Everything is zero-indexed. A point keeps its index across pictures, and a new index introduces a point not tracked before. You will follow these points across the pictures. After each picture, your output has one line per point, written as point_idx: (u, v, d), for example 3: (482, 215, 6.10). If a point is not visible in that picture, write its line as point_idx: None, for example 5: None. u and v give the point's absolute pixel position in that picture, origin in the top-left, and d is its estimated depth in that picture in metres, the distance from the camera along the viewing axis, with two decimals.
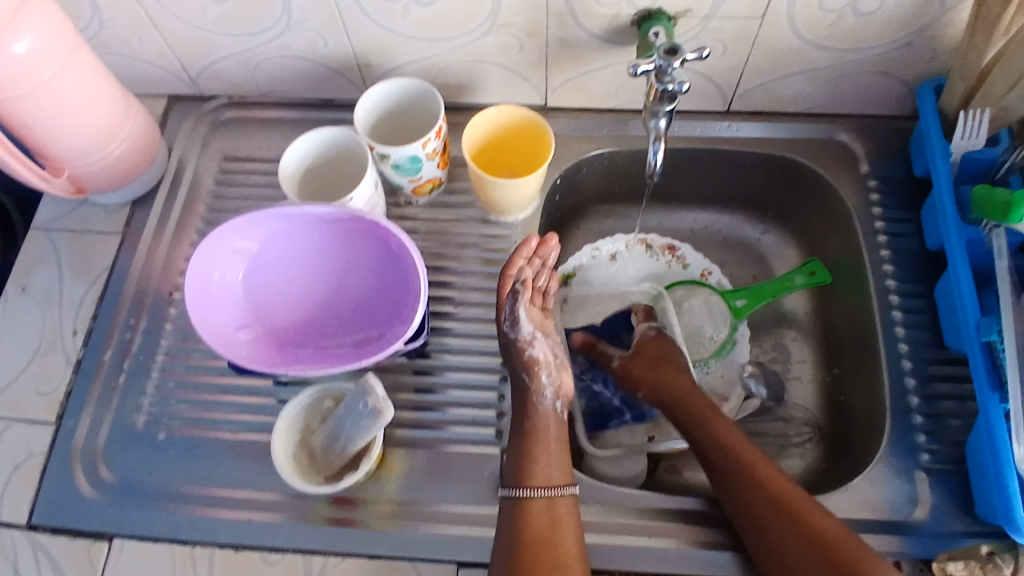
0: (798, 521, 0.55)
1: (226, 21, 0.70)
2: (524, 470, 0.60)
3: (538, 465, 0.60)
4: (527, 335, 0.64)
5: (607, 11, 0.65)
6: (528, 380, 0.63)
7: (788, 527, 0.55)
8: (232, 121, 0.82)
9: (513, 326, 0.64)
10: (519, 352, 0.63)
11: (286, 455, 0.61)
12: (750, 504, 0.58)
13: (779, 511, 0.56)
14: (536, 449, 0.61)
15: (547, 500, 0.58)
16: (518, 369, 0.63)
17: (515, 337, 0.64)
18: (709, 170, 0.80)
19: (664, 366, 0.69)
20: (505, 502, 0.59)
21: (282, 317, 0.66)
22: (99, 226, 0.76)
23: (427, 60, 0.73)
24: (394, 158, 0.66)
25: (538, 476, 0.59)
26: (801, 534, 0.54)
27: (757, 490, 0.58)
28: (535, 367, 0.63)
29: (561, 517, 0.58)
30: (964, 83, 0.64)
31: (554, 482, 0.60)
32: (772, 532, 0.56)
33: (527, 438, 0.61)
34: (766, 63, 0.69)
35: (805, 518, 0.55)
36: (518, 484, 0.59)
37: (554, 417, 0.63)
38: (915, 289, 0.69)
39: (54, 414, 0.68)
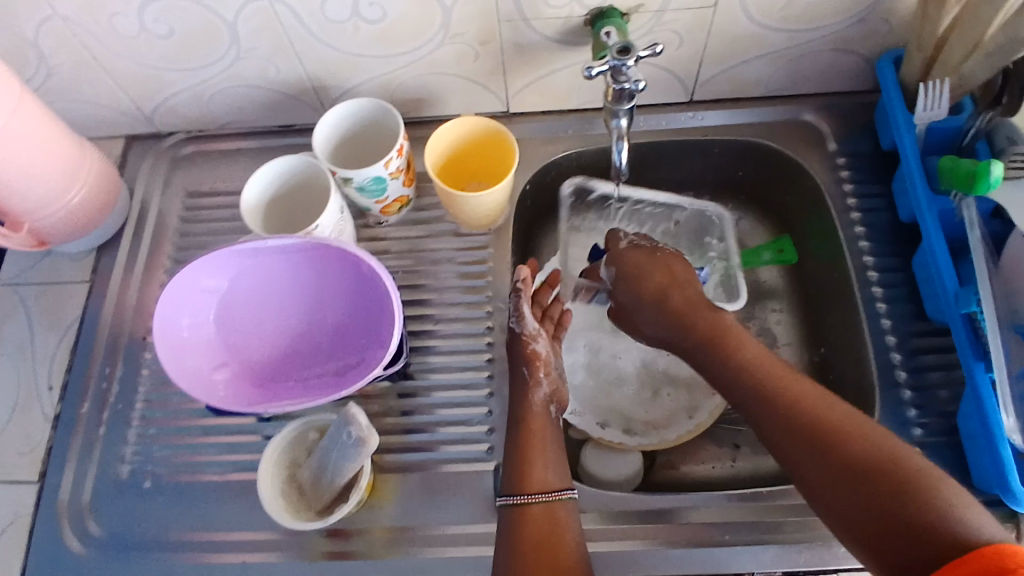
0: (826, 441, 0.49)
1: (175, 56, 0.69)
2: (520, 476, 0.58)
3: (537, 469, 0.59)
4: (531, 331, 0.66)
5: (557, 12, 0.64)
6: (527, 373, 0.64)
7: (814, 454, 0.49)
8: (193, 155, 0.80)
9: (520, 318, 0.66)
10: (522, 345, 0.65)
11: (274, 492, 0.60)
12: (777, 431, 0.52)
13: (804, 433, 0.50)
14: (531, 453, 0.60)
15: (545, 506, 0.57)
16: (521, 362, 0.64)
17: (519, 330, 0.66)
18: (679, 161, 0.79)
19: (662, 290, 0.67)
20: (504, 510, 0.57)
21: (259, 352, 0.64)
22: (67, 275, 0.75)
23: (382, 77, 0.72)
24: (357, 181, 0.65)
25: (535, 482, 0.58)
26: (831, 451, 0.48)
27: (781, 413, 0.52)
28: (537, 362, 0.65)
29: (559, 523, 0.56)
30: (922, 54, 0.63)
31: (550, 487, 0.58)
32: (801, 456, 0.50)
33: (521, 442, 0.60)
34: (723, 50, 0.69)
35: (833, 436, 0.49)
36: (516, 491, 0.58)
37: (545, 413, 0.63)
38: (892, 262, 0.69)
39: (37, 472, 0.67)
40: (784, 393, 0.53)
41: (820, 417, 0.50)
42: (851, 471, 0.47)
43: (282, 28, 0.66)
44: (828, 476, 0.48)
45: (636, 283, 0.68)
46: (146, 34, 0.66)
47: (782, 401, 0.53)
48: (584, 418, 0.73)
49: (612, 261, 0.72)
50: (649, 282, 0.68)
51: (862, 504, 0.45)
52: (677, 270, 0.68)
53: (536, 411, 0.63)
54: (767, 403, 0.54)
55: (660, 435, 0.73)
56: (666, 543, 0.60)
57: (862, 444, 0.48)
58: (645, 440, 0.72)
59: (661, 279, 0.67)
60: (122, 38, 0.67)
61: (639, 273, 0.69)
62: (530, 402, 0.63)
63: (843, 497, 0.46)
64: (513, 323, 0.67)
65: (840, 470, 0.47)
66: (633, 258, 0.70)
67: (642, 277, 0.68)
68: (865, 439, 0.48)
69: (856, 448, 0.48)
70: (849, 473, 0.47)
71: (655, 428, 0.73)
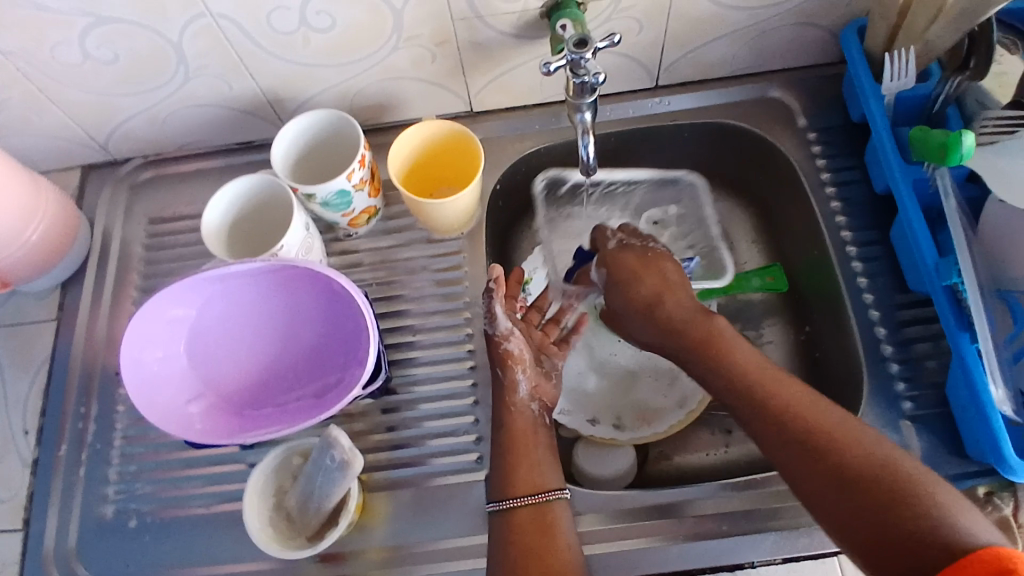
0: (826, 452, 0.48)
1: (122, 81, 0.67)
2: (508, 480, 0.57)
3: (526, 472, 0.58)
4: (504, 330, 0.64)
5: (512, 7, 0.62)
6: (502, 374, 0.62)
7: (808, 464, 0.49)
8: (152, 180, 0.78)
9: (492, 319, 0.64)
10: (495, 346, 0.63)
11: (262, 523, 0.59)
12: (774, 442, 0.51)
13: (803, 444, 0.49)
14: (514, 458, 0.58)
15: (533, 508, 0.55)
16: (494, 364, 0.63)
17: (493, 332, 0.64)
18: (650, 148, 0.78)
19: (654, 297, 0.64)
20: (493, 516, 0.56)
21: (234, 381, 0.63)
22: (34, 315, 0.73)
23: (339, 86, 0.70)
24: (321, 196, 0.63)
25: (521, 486, 0.57)
26: (826, 463, 0.48)
27: (778, 425, 0.51)
28: (511, 361, 0.63)
29: (551, 524, 0.55)
30: (886, 22, 0.62)
31: (537, 488, 0.57)
32: (800, 468, 0.49)
33: (506, 446, 0.59)
34: (685, 33, 0.67)
35: (832, 446, 0.48)
36: (503, 496, 0.56)
37: (527, 411, 0.61)
38: (872, 235, 0.68)
39: (20, 520, 0.65)
40: (780, 403, 0.52)
41: (819, 427, 0.50)
42: (846, 483, 0.47)
43: (230, 44, 0.64)
44: (829, 486, 0.47)
45: (625, 291, 0.66)
46: (90, 61, 0.64)
47: (780, 411, 0.52)
48: (574, 417, 0.73)
49: (602, 262, 0.69)
50: (640, 289, 0.65)
51: (864, 513, 0.45)
52: (669, 273, 0.66)
53: (516, 411, 0.61)
54: (762, 414, 0.53)
55: (652, 429, 0.72)
56: (665, 539, 0.59)
57: (857, 454, 0.47)
58: (636, 435, 0.71)
59: (651, 285, 0.65)
60: (66, 67, 0.65)
61: (629, 279, 0.66)
62: (510, 402, 0.61)
63: (845, 507, 0.46)
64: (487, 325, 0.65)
65: (842, 481, 0.47)
66: (619, 261, 0.68)
67: (632, 283, 0.66)
68: (865, 447, 0.48)
69: (851, 459, 0.47)
70: (845, 484, 0.47)
71: (646, 422, 0.73)
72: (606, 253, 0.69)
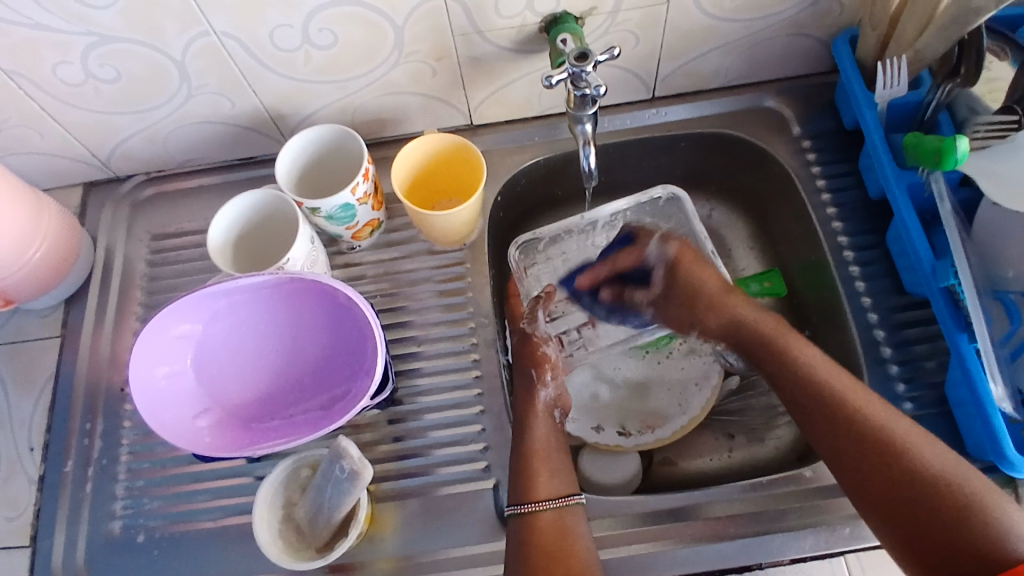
0: (887, 454, 0.50)
1: (125, 100, 0.68)
2: (527, 486, 0.57)
3: (541, 478, 0.58)
4: (542, 334, 0.69)
5: (510, 22, 0.64)
6: (534, 374, 0.65)
7: (875, 464, 0.50)
8: (154, 198, 0.79)
9: (533, 322, 0.70)
10: (533, 348, 0.67)
11: (272, 537, 0.59)
12: (838, 440, 0.53)
13: (867, 444, 0.51)
14: (536, 465, 0.59)
15: (555, 512, 0.56)
16: (529, 364, 0.66)
17: (533, 332, 0.69)
18: (645, 158, 0.79)
19: (724, 292, 0.68)
20: (513, 520, 0.56)
21: (242, 394, 0.63)
22: (37, 333, 0.73)
23: (340, 102, 0.71)
24: (325, 210, 0.64)
25: (542, 490, 0.57)
26: (895, 464, 0.50)
27: (840, 421, 0.54)
28: (544, 364, 0.66)
29: (571, 529, 0.55)
30: (876, 32, 0.64)
31: (560, 494, 0.57)
32: (862, 466, 0.51)
33: (518, 454, 0.60)
34: (680, 45, 0.69)
35: (896, 448, 0.50)
36: (523, 500, 0.57)
37: (549, 417, 0.63)
38: (867, 239, 0.69)
39: (28, 537, 0.65)
40: (850, 400, 0.54)
41: (883, 427, 0.52)
42: (912, 485, 0.48)
43: (232, 61, 0.64)
44: (889, 487, 0.49)
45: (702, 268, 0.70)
46: (93, 80, 0.65)
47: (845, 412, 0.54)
48: (580, 424, 0.73)
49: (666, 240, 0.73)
50: (710, 281, 0.69)
51: (923, 515, 0.47)
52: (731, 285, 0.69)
53: (539, 415, 0.63)
54: (828, 410, 0.55)
55: (655, 434, 0.71)
56: (674, 543, 0.60)
57: (926, 456, 0.49)
58: (641, 440, 0.71)
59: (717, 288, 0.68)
60: (69, 87, 0.65)
61: (700, 270, 0.70)
62: (534, 404, 0.63)
63: (904, 510, 0.48)
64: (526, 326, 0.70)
65: (900, 481, 0.49)
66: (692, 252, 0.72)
67: (700, 273, 0.70)
68: (925, 453, 0.49)
69: (920, 461, 0.49)
70: (910, 486, 0.48)
71: (651, 428, 0.72)
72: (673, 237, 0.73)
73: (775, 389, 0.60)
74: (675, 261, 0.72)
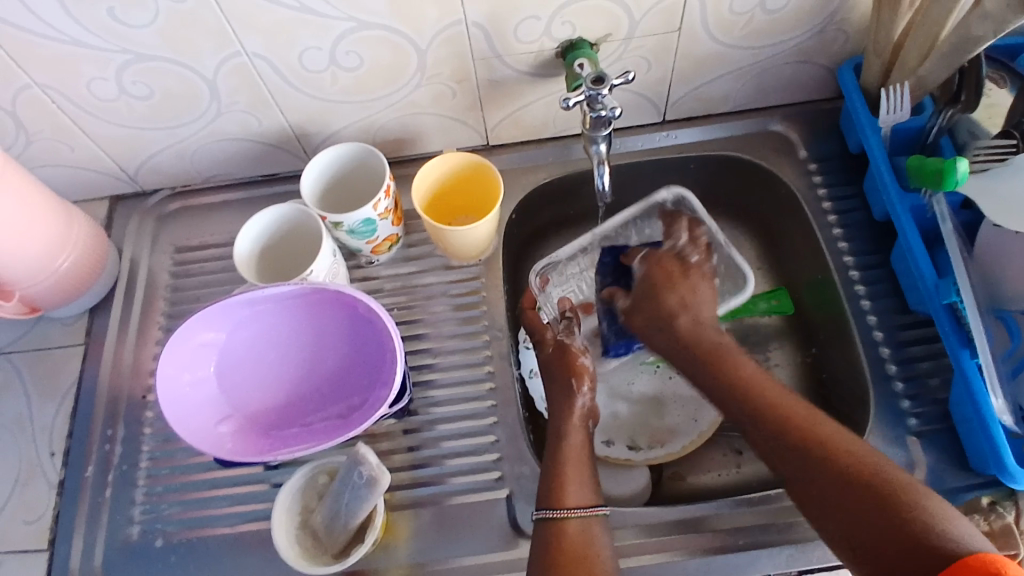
0: (829, 460, 0.51)
1: (156, 116, 0.70)
2: (557, 493, 0.58)
3: (571, 487, 0.59)
4: (580, 345, 0.70)
5: (529, 47, 0.66)
6: (575, 382, 0.66)
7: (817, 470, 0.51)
8: (178, 212, 0.81)
9: (568, 333, 0.71)
10: (572, 357, 0.68)
11: (290, 542, 0.60)
12: (781, 452, 0.53)
13: (811, 456, 0.51)
14: (568, 472, 0.60)
15: (581, 522, 0.57)
16: (568, 372, 0.67)
17: (571, 342, 0.70)
18: (655, 179, 0.81)
19: (684, 305, 0.66)
20: (539, 524, 0.57)
21: (262, 401, 0.65)
22: (61, 341, 0.75)
23: (362, 121, 0.73)
24: (347, 225, 0.66)
25: (572, 498, 0.58)
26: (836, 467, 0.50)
27: (778, 430, 0.54)
28: (583, 373, 0.67)
29: (593, 538, 0.56)
30: (881, 60, 0.67)
31: (588, 502, 0.58)
32: (807, 473, 0.51)
33: (552, 463, 0.61)
34: (691, 70, 0.71)
35: (840, 460, 0.50)
36: (552, 506, 0.58)
37: (583, 426, 0.64)
38: (872, 259, 0.71)
39: (46, 540, 0.66)
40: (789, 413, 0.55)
41: (821, 436, 0.52)
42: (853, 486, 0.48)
43: (261, 81, 0.67)
44: (838, 498, 0.49)
45: (669, 287, 0.67)
46: (126, 96, 0.67)
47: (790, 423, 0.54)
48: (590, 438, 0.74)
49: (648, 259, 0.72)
50: (671, 296, 0.67)
51: (865, 514, 0.47)
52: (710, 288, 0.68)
53: (574, 424, 0.64)
54: (769, 420, 0.55)
55: (665, 448, 0.73)
56: (683, 553, 0.61)
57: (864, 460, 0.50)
58: (651, 454, 0.73)
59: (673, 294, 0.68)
60: (102, 102, 0.68)
61: (663, 285, 0.68)
62: (572, 412, 0.65)
63: (850, 516, 0.47)
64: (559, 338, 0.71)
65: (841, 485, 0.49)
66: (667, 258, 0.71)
67: (664, 290, 0.68)
68: (864, 459, 0.50)
69: (859, 466, 0.49)
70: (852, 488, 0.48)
71: (660, 442, 0.74)
72: (654, 254, 0.72)
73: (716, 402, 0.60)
74: (643, 277, 0.70)
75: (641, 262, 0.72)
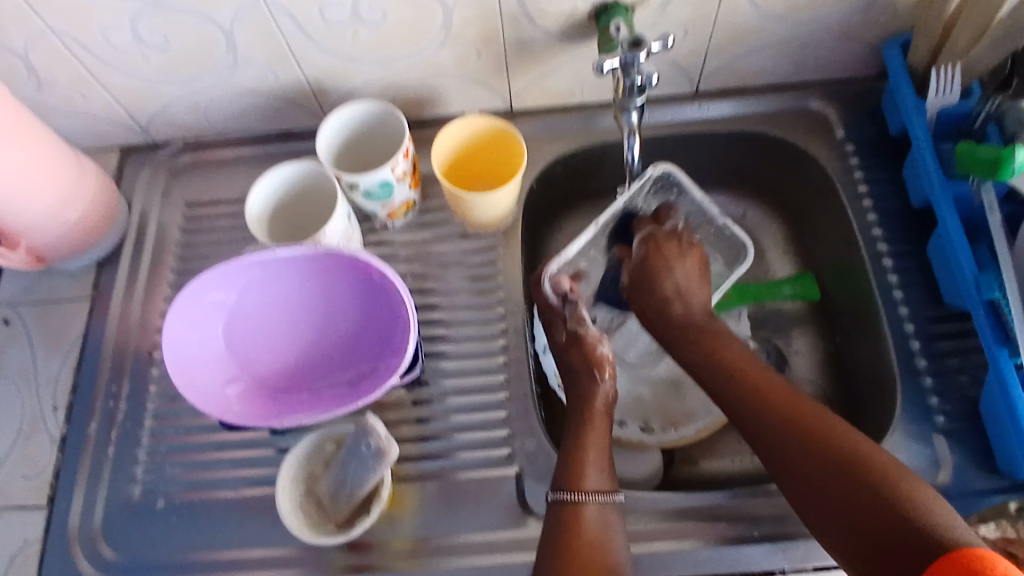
0: (811, 441, 0.51)
1: (170, 65, 0.67)
2: (574, 474, 0.57)
3: (589, 470, 0.57)
4: (595, 333, 0.65)
5: (561, 8, 0.63)
6: (598, 375, 0.63)
7: (797, 446, 0.52)
8: (190, 165, 0.79)
9: (578, 320, 0.66)
10: (587, 345, 0.64)
11: (294, 509, 0.59)
12: (767, 435, 0.54)
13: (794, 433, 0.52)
14: (585, 455, 0.58)
15: (598, 507, 0.55)
16: (587, 363, 0.63)
17: (582, 331, 0.65)
18: (683, 152, 0.78)
19: (678, 292, 0.67)
20: (554, 506, 0.56)
21: (271, 365, 0.64)
22: (68, 293, 0.73)
23: (384, 79, 0.70)
24: (364, 186, 0.64)
25: (589, 482, 0.56)
26: (817, 446, 0.51)
27: (760, 410, 0.55)
28: (602, 363, 0.64)
29: (609, 525, 0.55)
30: (931, 38, 0.63)
31: (603, 488, 0.57)
32: (783, 447, 0.53)
33: (576, 444, 0.59)
34: (729, 40, 0.68)
35: (818, 437, 0.51)
36: (568, 488, 0.56)
37: (604, 414, 0.62)
38: (906, 248, 0.69)
39: (46, 497, 0.65)
40: (770, 396, 0.56)
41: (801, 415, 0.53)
42: (833, 465, 0.49)
43: (281, 35, 0.64)
44: (818, 475, 0.50)
45: (668, 271, 0.67)
46: (140, 44, 0.65)
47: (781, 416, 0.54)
48: None
49: (648, 239, 0.70)
50: (667, 281, 0.67)
51: (862, 508, 0.47)
52: (700, 267, 0.69)
53: (595, 410, 0.62)
54: (750, 400, 0.56)
55: (678, 431, 0.71)
56: (696, 543, 0.59)
57: (844, 435, 0.51)
58: (664, 437, 0.71)
59: (682, 283, 0.67)
60: (117, 50, 0.65)
61: (661, 269, 0.68)
62: (592, 401, 0.62)
63: (832, 495, 0.48)
64: (569, 323, 0.66)
65: (830, 473, 0.49)
66: (665, 244, 0.70)
67: (661, 273, 0.68)
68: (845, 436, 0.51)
69: (839, 443, 0.50)
70: (832, 466, 0.49)
71: (674, 425, 0.72)
72: (657, 235, 0.71)
73: (698, 381, 0.62)
74: (644, 259, 0.69)
75: (642, 242, 0.71)
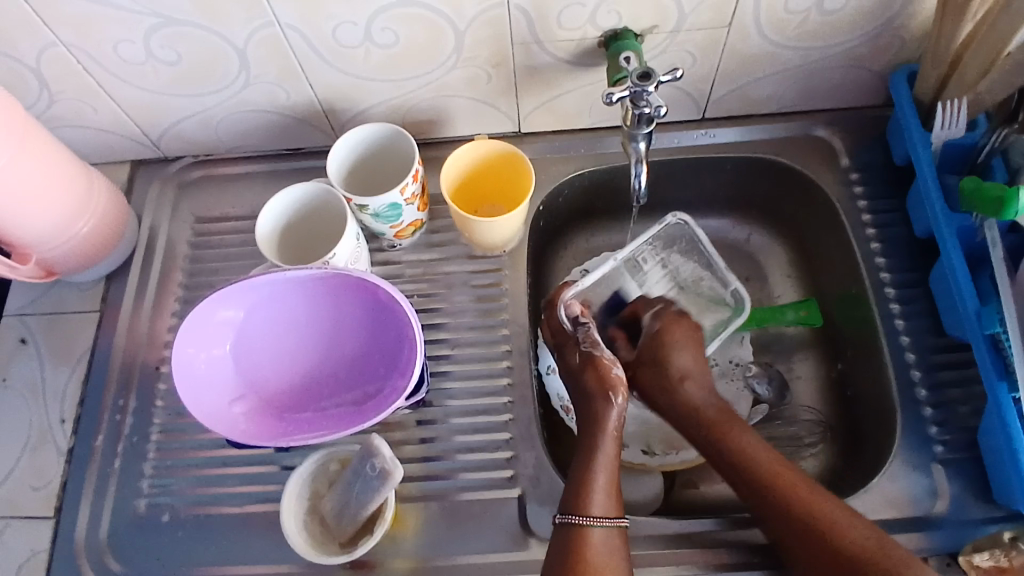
0: (825, 540, 0.53)
1: (182, 82, 0.68)
2: (580, 497, 0.57)
3: (595, 494, 0.58)
4: (610, 356, 0.65)
5: (571, 34, 0.64)
6: (614, 396, 0.62)
7: (812, 542, 0.54)
8: (199, 180, 0.79)
9: (593, 343, 0.66)
10: (602, 369, 0.64)
11: (298, 528, 0.60)
12: (781, 525, 0.56)
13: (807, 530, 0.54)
14: (588, 477, 0.59)
15: (605, 532, 0.56)
16: (600, 384, 0.63)
17: (597, 353, 0.65)
18: (690, 176, 0.78)
19: (683, 376, 0.65)
20: (560, 529, 0.56)
21: (276, 384, 0.64)
22: (77, 305, 0.74)
23: (394, 101, 0.71)
24: (373, 208, 0.65)
25: (595, 505, 0.57)
26: (830, 544, 0.53)
27: (772, 498, 0.57)
28: (616, 385, 0.63)
29: (615, 550, 0.56)
30: (937, 71, 0.64)
31: (609, 513, 0.57)
32: (799, 541, 0.55)
33: (581, 465, 0.60)
34: (736, 68, 0.69)
35: (832, 538, 0.53)
36: (573, 512, 0.57)
37: (614, 436, 0.62)
38: (909, 277, 0.69)
39: (52, 508, 0.66)
40: (782, 486, 0.57)
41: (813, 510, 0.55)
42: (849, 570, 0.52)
43: (292, 52, 0.65)
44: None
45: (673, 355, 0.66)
46: (153, 61, 0.66)
47: (820, 531, 0.54)
48: None
49: (657, 317, 0.69)
50: (673, 364, 0.66)
51: None
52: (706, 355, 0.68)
53: (603, 439, 0.61)
54: (762, 488, 0.57)
55: (680, 455, 0.72)
56: (696, 569, 0.60)
57: (857, 535, 0.53)
58: (664, 461, 0.71)
59: (690, 363, 0.66)
60: (130, 66, 0.66)
61: (669, 349, 0.67)
62: (604, 426, 0.62)
63: None
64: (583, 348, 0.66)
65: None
66: (674, 323, 0.69)
67: (670, 353, 0.67)
68: (855, 536, 0.53)
69: (852, 544, 0.52)
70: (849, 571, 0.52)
71: (675, 449, 0.72)
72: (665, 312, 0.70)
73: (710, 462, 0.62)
74: (652, 338, 0.68)
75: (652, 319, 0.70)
